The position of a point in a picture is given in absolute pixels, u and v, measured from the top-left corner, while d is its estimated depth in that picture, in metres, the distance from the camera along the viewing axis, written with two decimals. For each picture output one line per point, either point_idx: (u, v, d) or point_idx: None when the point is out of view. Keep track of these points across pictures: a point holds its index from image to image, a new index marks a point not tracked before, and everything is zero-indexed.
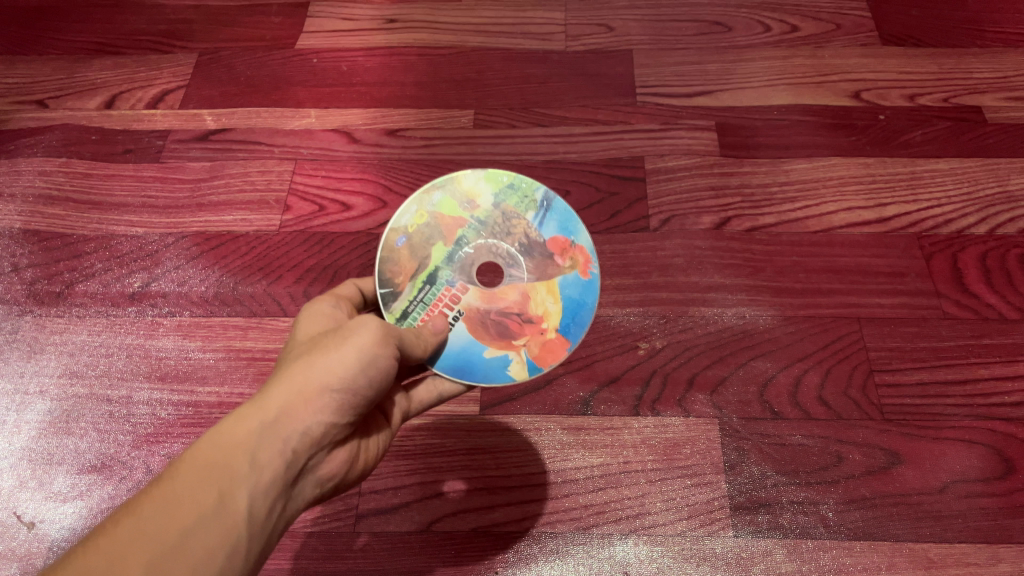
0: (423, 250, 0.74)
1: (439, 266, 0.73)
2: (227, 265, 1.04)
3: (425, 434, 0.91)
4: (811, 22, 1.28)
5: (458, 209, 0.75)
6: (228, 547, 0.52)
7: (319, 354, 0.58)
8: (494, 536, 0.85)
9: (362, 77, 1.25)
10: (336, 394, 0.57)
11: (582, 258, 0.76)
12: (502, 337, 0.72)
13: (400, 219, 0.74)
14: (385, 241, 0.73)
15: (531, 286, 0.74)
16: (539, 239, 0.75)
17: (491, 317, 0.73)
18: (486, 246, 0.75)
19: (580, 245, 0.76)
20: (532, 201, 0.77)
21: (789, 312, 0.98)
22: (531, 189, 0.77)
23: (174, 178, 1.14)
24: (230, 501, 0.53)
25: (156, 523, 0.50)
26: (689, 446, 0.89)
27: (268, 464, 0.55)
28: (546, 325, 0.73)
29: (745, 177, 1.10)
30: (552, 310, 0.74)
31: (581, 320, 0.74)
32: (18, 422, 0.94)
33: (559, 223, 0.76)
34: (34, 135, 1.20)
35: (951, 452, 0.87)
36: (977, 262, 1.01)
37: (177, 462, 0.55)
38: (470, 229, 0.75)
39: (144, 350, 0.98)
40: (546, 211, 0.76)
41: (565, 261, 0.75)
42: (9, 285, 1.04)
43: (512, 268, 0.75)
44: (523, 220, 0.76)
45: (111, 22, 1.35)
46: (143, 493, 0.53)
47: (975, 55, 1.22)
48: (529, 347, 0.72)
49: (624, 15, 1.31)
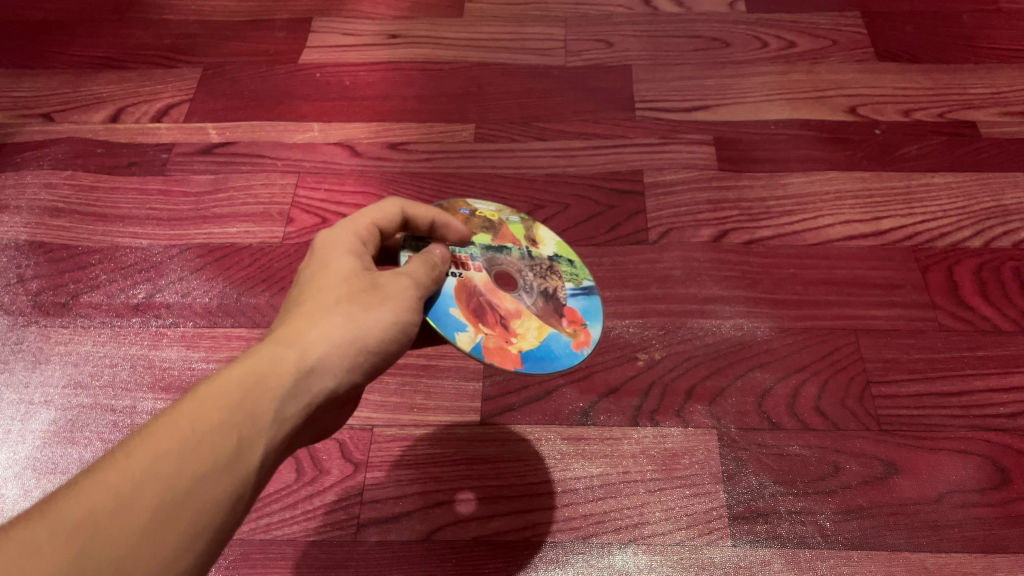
0: (474, 229, 0.80)
1: (475, 243, 0.78)
2: (230, 277, 1.05)
3: (426, 444, 0.92)
4: (808, 38, 1.30)
5: (522, 235, 0.83)
6: (243, 493, 0.53)
7: (358, 312, 0.62)
8: (494, 545, 0.86)
9: (365, 91, 1.26)
10: (365, 355, 0.62)
11: (583, 339, 0.78)
12: (476, 317, 0.72)
13: (477, 206, 0.84)
14: (454, 205, 0.83)
15: (528, 312, 0.76)
16: (563, 301, 0.80)
17: (478, 299, 0.74)
18: (518, 267, 0.79)
19: (588, 331, 0.79)
20: (579, 279, 0.83)
21: (786, 324, 0.99)
22: (584, 275, 0.84)
23: (178, 191, 1.15)
24: (260, 443, 0.55)
25: (188, 451, 0.51)
26: (687, 456, 0.90)
27: (289, 415, 0.57)
28: (514, 341, 0.73)
29: (742, 190, 1.12)
30: (528, 339, 0.74)
31: (547, 364, 0.73)
32: (23, 431, 0.95)
33: (588, 307, 0.81)
34: (40, 148, 1.22)
35: (947, 462, 0.88)
36: (972, 274, 1.02)
37: (197, 393, 0.54)
38: (517, 251, 0.81)
39: (148, 360, 0.99)
40: (582, 293, 0.82)
41: (568, 325, 0.78)
42: (14, 295, 1.05)
43: (525, 293, 0.77)
44: (561, 281, 0.81)
45: (117, 37, 1.37)
46: (172, 415, 0.53)
47: (970, 70, 1.24)
48: (487, 338, 0.71)
49: (623, 31, 1.33)
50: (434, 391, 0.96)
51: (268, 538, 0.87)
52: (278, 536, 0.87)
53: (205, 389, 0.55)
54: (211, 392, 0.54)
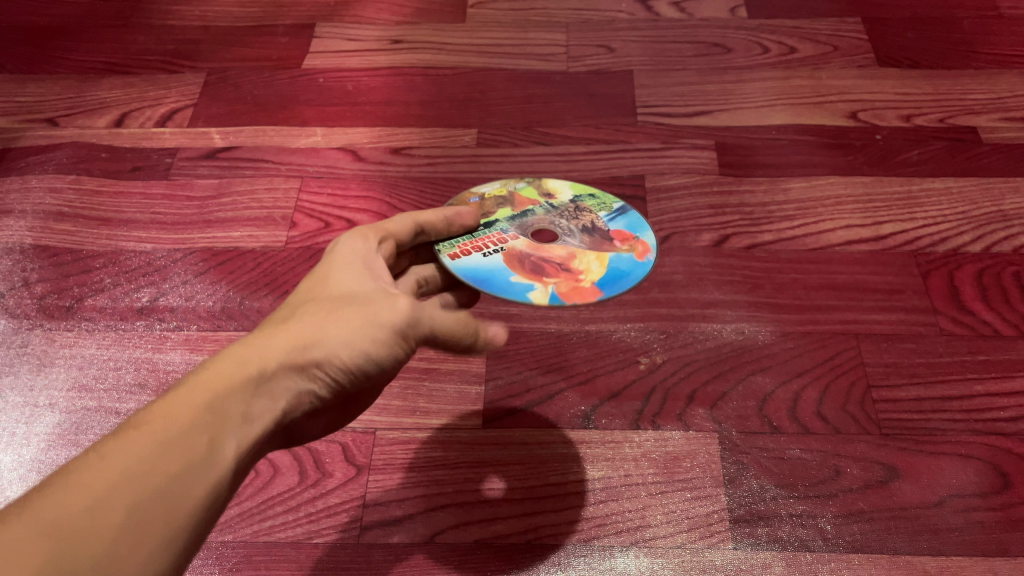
0: (490, 209, 0.88)
1: (500, 218, 0.86)
2: (234, 280, 1.06)
3: (429, 447, 0.93)
4: (809, 44, 1.30)
5: (536, 196, 0.91)
6: (213, 495, 0.54)
7: (337, 323, 0.62)
8: (496, 547, 0.86)
9: (367, 96, 1.27)
10: (342, 367, 0.62)
11: (641, 247, 0.85)
12: (540, 274, 0.80)
13: (481, 190, 0.92)
14: (462, 198, 0.90)
15: (581, 250, 0.83)
16: (605, 228, 0.87)
17: (530, 259, 0.81)
18: (551, 221, 0.87)
19: (643, 241, 0.86)
20: (607, 207, 0.90)
21: (787, 328, 0.99)
22: (609, 202, 0.91)
23: (182, 195, 1.16)
24: (228, 449, 0.55)
25: (154, 456, 0.51)
26: (689, 460, 0.90)
27: (260, 417, 0.58)
28: (583, 276, 0.80)
29: (744, 195, 1.12)
30: (594, 270, 0.81)
31: (621, 282, 0.80)
32: (27, 434, 0.95)
33: (630, 225, 0.88)
34: (45, 153, 1.22)
35: (947, 466, 0.89)
36: (972, 279, 1.02)
37: (171, 396, 0.55)
38: (540, 209, 0.89)
39: (152, 363, 0.99)
40: (618, 214, 0.89)
41: (623, 244, 0.85)
42: (19, 299, 1.06)
43: (569, 236, 0.85)
44: (594, 213, 0.89)
45: (121, 42, 1.38)
46: (143, 419, 0.53)
47: (970, 76, 1.25)
48: (558, 285, 0.79)
49: (624, 36, 1.34)
50: (437, 395, 0.96)
51: (271, 541, 0.87)
52: (280, 538, 0.87)
53: (180, 390, 0.55)
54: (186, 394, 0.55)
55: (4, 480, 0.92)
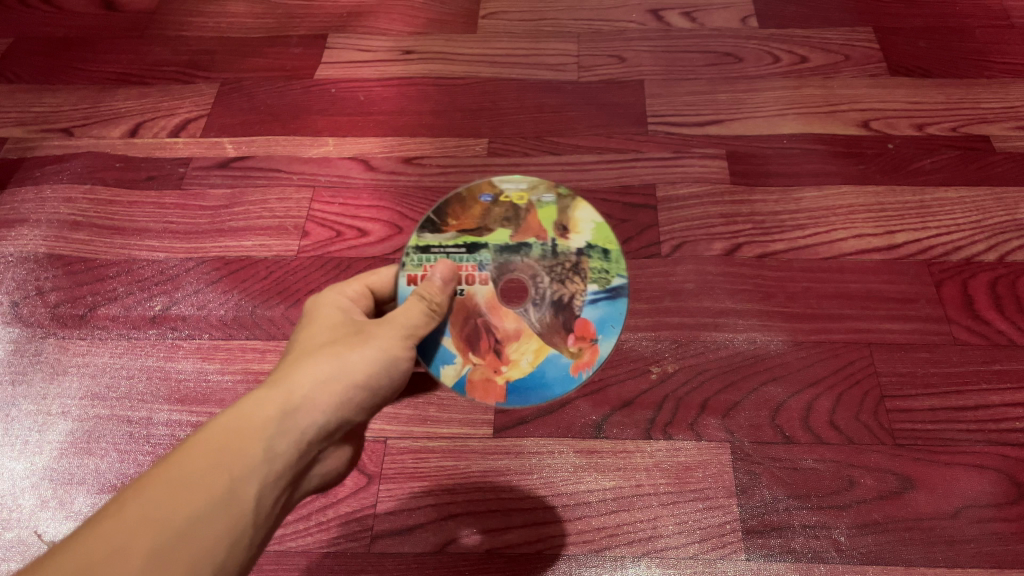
0: (492, 223, 0.75)
1: (489, 244, 0.74)
2: (246, 289, 1.06)
3: (440, 456, 0.92)
4: (820, 53, 1.30)
5: (552, 219, 0.76)
6: (238, 533, 0.54)
7: (345, 350, 0.63)
8: (508, 557, 0.86)
9: (379, 107, 1.28)
10: (355, 391, 0.62)
11: (586, 358, 0.73)
12: (463, 332, 0.72)
13: (503, 186, 0.77)
14: (476, 189, 0.76)
15: (529, 333, 0.73)
16: (579, 310, 0.74)
17: (476, 322, 0.72)
18: (535, 271, 0.74)
19: (597, 348, 0.74)
20: (606, 279, 0.75)
21: (800, 337, 0.99)
22: (616, 269, 0.75)
23: (195, 205, 1.17)
24: (247, 485, 0.55)
25: (173, 500, 0.52)
26: (701, 469, 0.90)
27: (283, 454, 0.58)
28: (505, 370, 0.72)
29: (756, 204, 1.12)
30: (520, 366, 0.72)
31: (535, 396, 0.72)
32: (40, 442, 0.96)
33: (605, 317, 0.74)
34: (60, 162, 1.23)
35: (963, 477, 0.88)
36: (987, 288, 1.02)
37: (187, 442, 0.56)
38: (538, 247, 0.75)
39: (164, 372, 1.00)
40: (606, 297, 0.74)
41: (572, 343, 0.73)
42: (33, 307, 1.07)
43: (534, 306, 0.73)
44: (583, 283, 0.74)
45: (136, 53, 1.39)
46: (159, 466, 0.54)
47: (983, 85, 1.24)
48: (474, 370, 0.71)
49: (636, 46, 1.34)
50: (448, 403, 0.96)
51: (282, 549, 0.87)
52: (291, 547, 0.88)
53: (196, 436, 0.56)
54: (202, 439, 0.56)
55: (16, 489, 0.93)
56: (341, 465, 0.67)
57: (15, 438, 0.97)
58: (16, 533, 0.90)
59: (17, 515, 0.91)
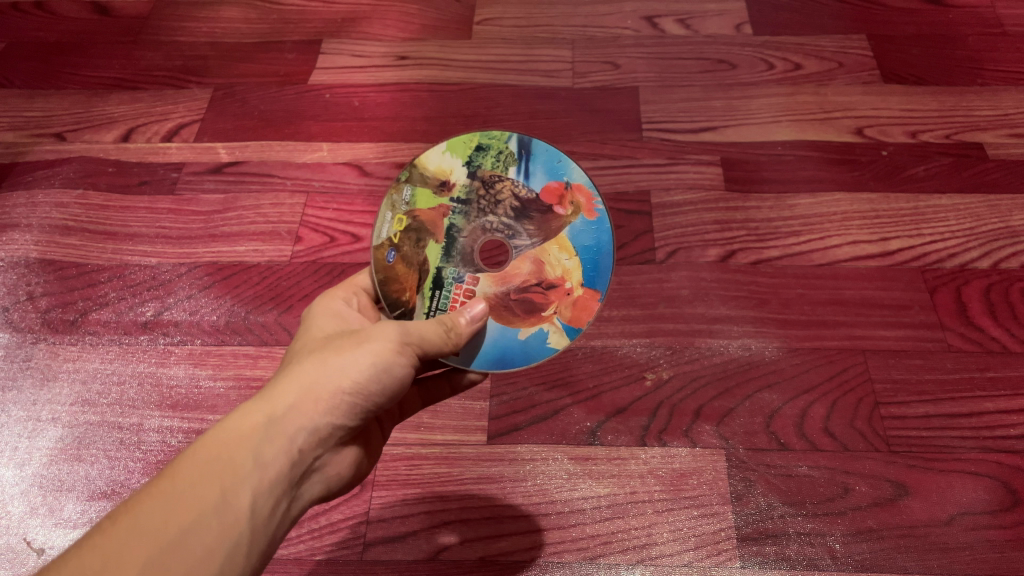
0: (418, 255, 0.76)
1: (440, 265, 0.77)
2: (239, 295, 1.06)
3: (435, 463, 0.92)
4: (814, 61, 1.30)
5: (432, 196, 0.77)
6: (230, 543, 0.55)
7: (333, 356, 0.61)
8: (502, 565, 0.86)
9: (374, 112, 1.27)
10: (345, 397, 0.61)
11: (583, 199, 0.77)
12: (521, 315, 0.75)
13: (383, 235, 0.76)
14: (377, 261, 0.76)
15: (541, 251, 0.76)
16: (530, 194, 0.77)
17: (512, 297, 0.76)
18: (479, 225, 0.77)
19: (577, 186, 0.77)
20: (508, 156, 0.78)
21: (794, 344, 0.98)
22: (504, 143, 0.78)
23: (188, 210, 1.16)
24: (235, 496, 0.56)
25: (160, 515, 0.53)
26: (696, 476, 0.90)
27: (273, 462, 0.58)
28: (569, 285, 0.76)
29: (750, 211, 1.12)
30: (570, 267, 0.76)
31: (602, 262, 0.76)
32: (29, 449, 0.96)
33: (548, 169, 0.78)
34: (52, 167, 1.23)
35: (958, 484, 0.88)
36: (981, 295, 1.02)
37: (179, 456, 0.57)
38: (454, 215, 0.77)
39: (156, 378, 0.99)
40: (528, 161, 0.78)
41: (565, 208, 0.77)
42: (24, 313, 1.06)
43: (514, 238, 0.77)
44: (506, 180, 0.77)
45: (128, 58, 1.38)
46: (151, 480, 0.56)
47: (976, 93, 1.24)
48: (561, 312, 0.76)
49: (630, 53, 1.34)
50: (441, 410, 0.95)
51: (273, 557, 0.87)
52: (282, 554, 0.87)
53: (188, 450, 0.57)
54: (192, 452, 0.57)
55: (5, 496, 0.93)
56: (346, 470, 0.67)
57: (4, 445, 0.96)
58: (5, 541, 0.90)
59: (6, 522, 0.91)
